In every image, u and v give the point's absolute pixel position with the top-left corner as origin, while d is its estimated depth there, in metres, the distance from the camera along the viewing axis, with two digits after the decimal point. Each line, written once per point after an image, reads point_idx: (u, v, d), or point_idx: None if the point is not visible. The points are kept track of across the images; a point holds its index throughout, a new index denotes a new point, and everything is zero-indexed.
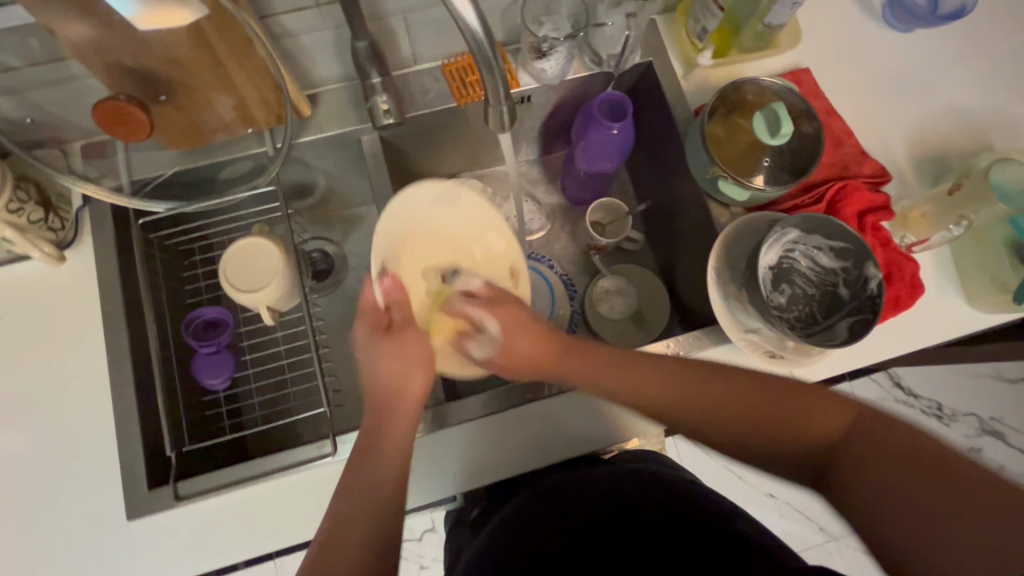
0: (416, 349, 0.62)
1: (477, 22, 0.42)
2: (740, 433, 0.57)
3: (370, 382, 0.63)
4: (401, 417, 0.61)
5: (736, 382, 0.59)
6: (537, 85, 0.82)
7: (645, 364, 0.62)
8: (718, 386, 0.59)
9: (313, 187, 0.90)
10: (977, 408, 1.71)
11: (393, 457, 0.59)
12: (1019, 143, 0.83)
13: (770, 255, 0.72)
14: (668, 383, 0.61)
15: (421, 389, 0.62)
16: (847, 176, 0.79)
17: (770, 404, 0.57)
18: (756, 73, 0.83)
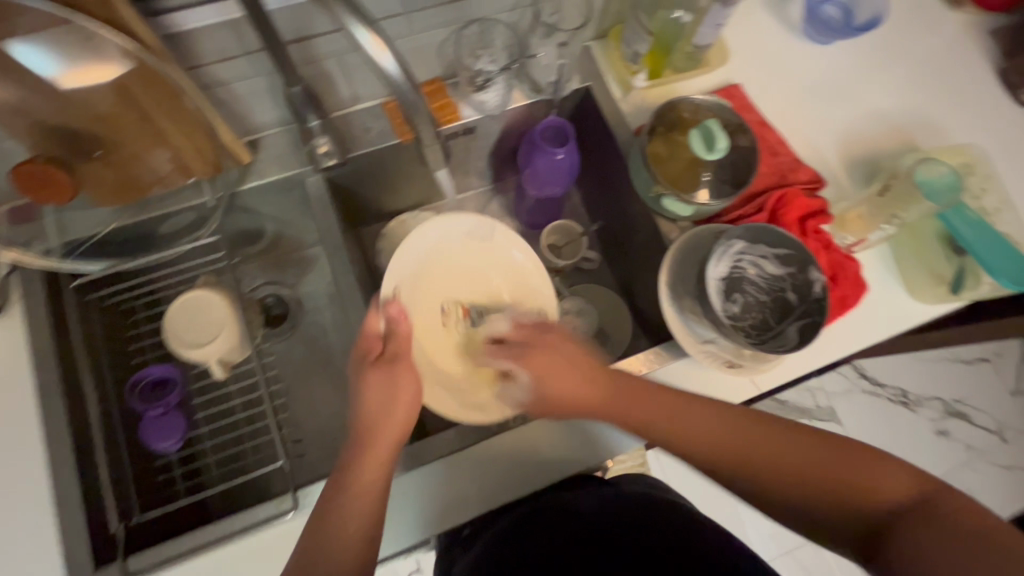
0: (405, 387, 0.66)
1: (394, 67, 0.43)
2: (791, 493, 0.58)
3: (358, 407, 0.65)
4: (381, 443, 0.63)
5: (822, 451, 0.58)
6: (479, 117, 0.82)
7: (688, 406, 0.63)
8: (780, 441, 0.60)
9: (263, 232, 0.88)
10: (939, 392, 1.77)
11: (375, 467, 0.62)
12: (939, 141, 0.88)
13: (715, 270, 0.72)
14: (726, 430, 0.61)
15: (405, 417, 0.65)
16: (785, 184, 0.82)
17: (825, 464, 0.57)
18: (690, 92, 0.86)
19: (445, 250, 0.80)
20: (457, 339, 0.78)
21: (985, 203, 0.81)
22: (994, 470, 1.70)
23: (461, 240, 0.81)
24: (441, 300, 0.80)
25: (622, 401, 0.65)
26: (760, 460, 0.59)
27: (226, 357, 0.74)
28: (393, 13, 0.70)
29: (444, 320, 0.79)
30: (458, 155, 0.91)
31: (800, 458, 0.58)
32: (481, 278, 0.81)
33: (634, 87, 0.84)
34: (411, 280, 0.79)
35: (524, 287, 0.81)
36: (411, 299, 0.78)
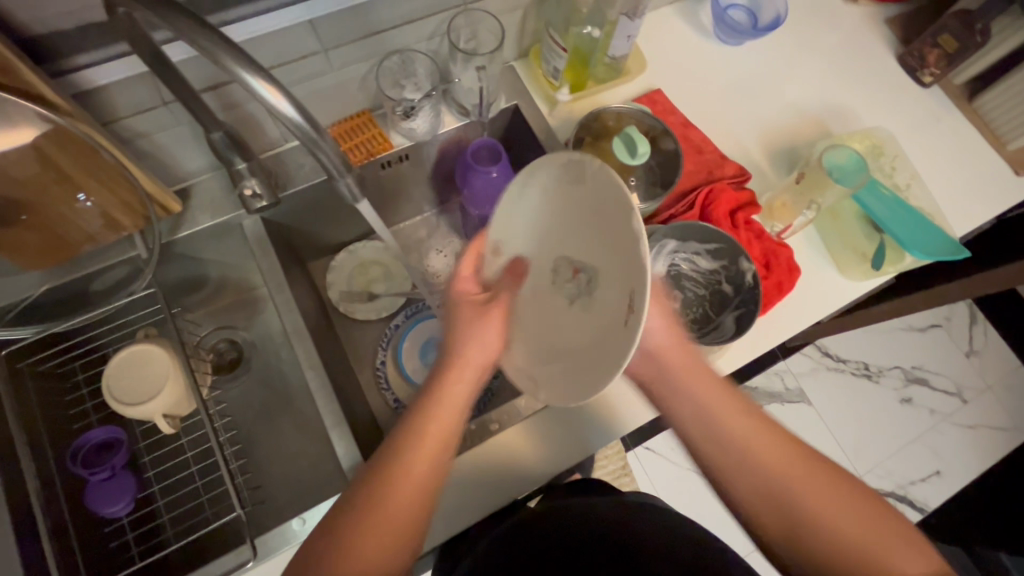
0: (494, 328, 0.65)
1: (294, 111, 0.44)
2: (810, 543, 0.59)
3: (450, 343, 0.66)
4: (433, 431, 0.59)
5: (860, 516, 0.59)
6: (411, 144, 0.85)
7: (740, 425, 0.62)
8: (824, 497, 0.59)
9: (206, 278, 0.87)
10: (899, 361, 1.84)
11: (415, 470, 0.58)
12: (851, 126, 0.93)
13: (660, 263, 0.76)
14: (817, 482, 0.60)
15: (467, 391, 0.63)
16: (713, 180, 0.85)
17: (856, 527, 0.58)
18: (614, 100, 0.90)
19: (561, 190, 0.56)
20: (546, 303, 0.59)
21: (897, 180, 0.86)
22: (958, 430, 1.77)
23: (575, 177, 0.55)
24: (555, 255, 0.58)
25: (731, 432, 0.62)
26: (817, 514, 0.59)
27: (170, 411, 0.72)
28: (309, 52, 0.71)
29: (549, 276, 0.59)
30: (397, 182, 0.92)
31: (865, 532, 0.58)
32: (606, 231, 0.51)
33: (559, 100, 0.87)
34: (531, 225, 0.62)
35: (631, 256, 0.48)
36: (537, 242, 0.61)
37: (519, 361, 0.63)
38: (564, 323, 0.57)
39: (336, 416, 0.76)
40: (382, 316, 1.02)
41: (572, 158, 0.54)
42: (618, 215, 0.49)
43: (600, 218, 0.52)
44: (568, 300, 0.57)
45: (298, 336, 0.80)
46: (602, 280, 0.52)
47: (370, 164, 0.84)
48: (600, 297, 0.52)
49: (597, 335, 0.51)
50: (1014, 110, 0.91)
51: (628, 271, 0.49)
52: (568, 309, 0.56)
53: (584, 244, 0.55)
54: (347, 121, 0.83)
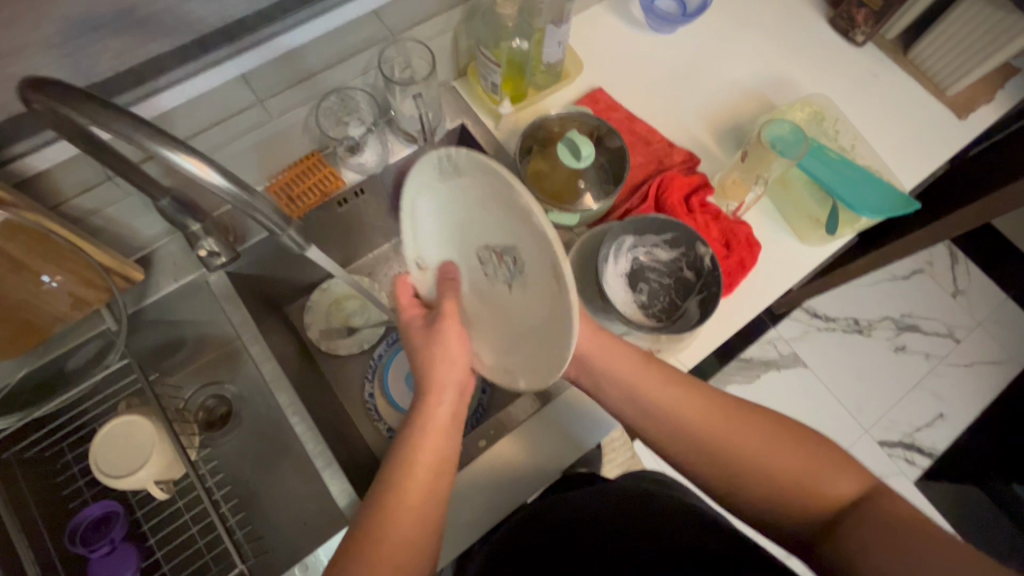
0: (456, 345, 0.67)
1: (223, 179, 0.45)
2: (729, 476, 0.61)
3: (419, 373, 0.67)
4: (422, 449, 0.62)
5: (774, 440, 0.61)
6: (363, 178, 0.86)
7: (646, 377, 0.65)
8: (739, 432, 0.61)
9: (183, 339, 0.87)
10: (888, 311, 1.85)
11: (419, 501, 0.59)
12: (791, 95, 0.95)
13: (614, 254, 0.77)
14: (723, 420, 0.62)
15: (445, 414, 0.65)
16: (663, 169, 0.87)
17: (772, 452, 0.60)
18: (556, 106, 0.91)
19: (445, 195, 0.61)
20: (477, 297, 0.65)
21: (842, 143, 0.88)
22: (955, 370, 1.79)
23: (440, 177, 0.60)
24: (472, 248, 0.63)
25: (616, 373, 0.65)
26: (735, 451, 0.60)
27: (161, 477, 0.73)
28: (245, 105, 0.72)
29: (473, 271, 0.64)
30: (358, 216, 0.93)
31: (752, 441, 0.61)
32: (500, 216, 0.57)
33: (502, 113, 0.88)
34: (435, 221, 0.65)
35: (531, 220, 0.53)
36: (450, 247, 0.65)
37: (488, 356, 0.66)
38: (509, 305, 0.60)
39: (326, 456, 0.77)
40: (364, 348, 1.03)
41: (436, 157, 0.59)
42: (508, 187, 0.54)
43: (495, 206, 0.56)
44: (506, 283, 0.60)
45: (278, 383, 0.80)
46: (525, 256, 0.56)
47: (326, 203, 0.85)
48: (528, 275, 0.56)
49: (541, 313, 0.57)
50: (947, 57, 0.93)
51: (545, 242, 0.53)
52: (511, 294, 0.60)
53: (496, 230, 0.58)
54: (293, 168, 0.83)
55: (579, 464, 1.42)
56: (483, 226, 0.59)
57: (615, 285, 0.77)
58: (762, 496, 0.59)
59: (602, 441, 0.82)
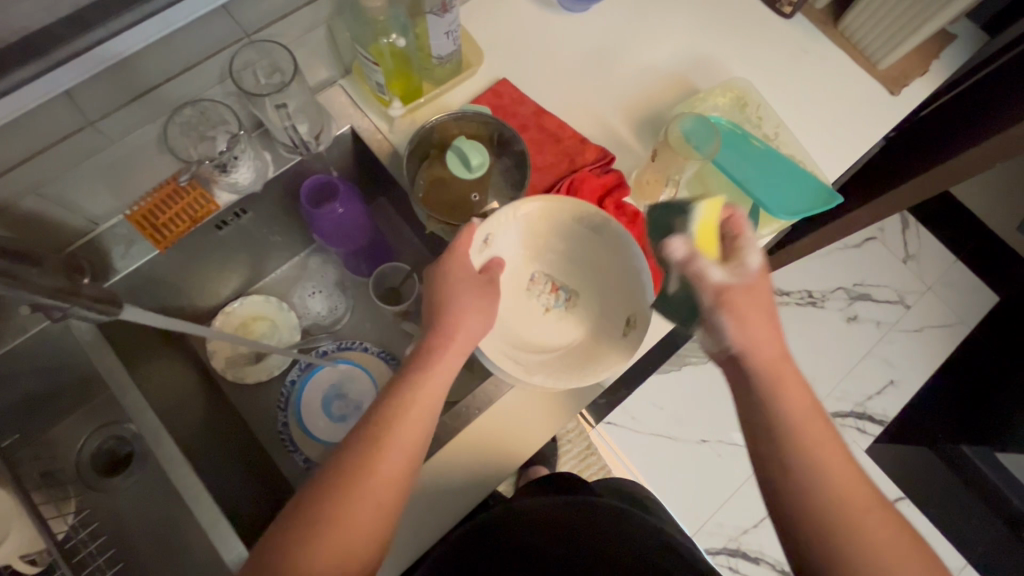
0: (486, 301, 0.64)
1: None
2: (828, 529, 0.53)
3: (437, 302, 0.62)
4: (429, 391, 0.59)
5: (892, 532, 0.54)
6: (239, 197, 0.77)
7: (798, 407, 0.57)
8: (859, 503, 0.54)
9: (58, 387, 0.80)
10: (840, 281, 1.83)
11: (399, 461, 0.56)
12: (715, 77, 0.87)
13: (715, 271, 0.59)
14: (855, 485, 0.55)
15: (457, 360, 0.62)
16: (575, 169, 0.79)
17: (887, 538, 0.53)
18: (456, 102, 0.82)
19: (554, 227, 0.71)
20: (507, 297, 0.71)
21: (765, 131, 0.81)
22: (906, 336, 1.79)
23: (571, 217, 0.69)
24: (533, 270, 0.73)
25: (776, 378, 0.57)
26: (847, 514, 0.53)
27: (29, 550, 0.65)
28: (72, 129, 0.63)
29: (518, 282, 0.73)
30: (249, 232, 0.86)
31: (869, 518, 0.54)
32: (590, 267, 0.72)
33: (394, 115, 0.79)
34: (530, 237, 0.71)
35: (628, 289, 0.69)
36: (518, 254, 0.72)
37: (499, 340, 0.67)
38: (540, 326, 0.71)
39: (214, 512, 0.70)
40: (274, 375, 0.96)
41: (592, 215, 0.68)
42: (637, 273, 0.68)
43: (592, 257, 0.72)
44: (543, 306, 0.73)
45: (157, 435, 0.72)
46: (581, 300, 0.73)
47: (200, 227, 0.77)
48: (574, 313, 0.72)
49: (579, 337, 0.71)
50: (878, 29, 0.86)
51: (612, 301, 0.71)
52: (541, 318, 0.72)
53: (570, 271, 0.73)
54: (157, 191, 0.73)
55: (532, 463, 1.38)
56: (564, 263, 0.73)
57: (727, 278, 0.59)
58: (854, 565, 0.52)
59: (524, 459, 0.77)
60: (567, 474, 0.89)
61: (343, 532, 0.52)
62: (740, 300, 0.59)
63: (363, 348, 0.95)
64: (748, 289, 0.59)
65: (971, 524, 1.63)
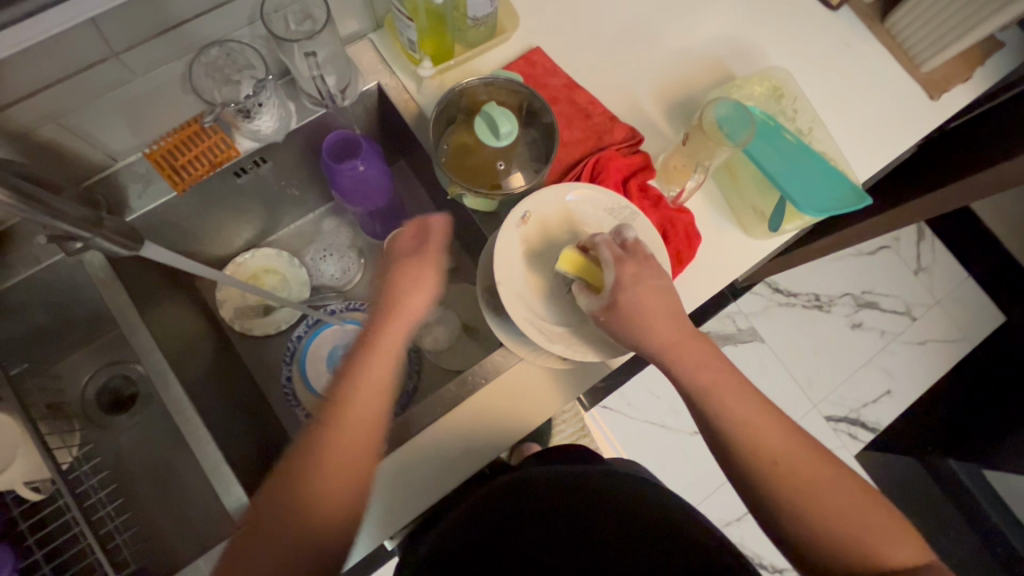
0: (426, 274, 0.67)
1: None
2: (767, 483, 0.56)
3: (389, 283, 0.66)
4: (382, 350, 0.63)
5: (823, 467, 0.57)
6: (260, 145, 0.76)
7: (719, 381, 0.59)
8: (788, 448, 0.57)
9: (68, 322, 0.80)
10: (848, 288, 1.82)
11: (367, 404, 0.61)
12: (753, 65, 0.85)
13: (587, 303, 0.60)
14: (784, 436, 0.58)
15: (410, 318, 0.65)
16: (602, 148, 0.78)
17: (819, 474, 0.57)
18: (486, 68, 0.80)
19: (584, 214, 0.68)
20: (533, 274, 0.66)
21: (799, 125, 0.79)
22: (908, 348, 1.79)
23: (605, 208, 0.68)
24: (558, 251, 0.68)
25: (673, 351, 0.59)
26: (782, 464, 0.57)
27: (33, 478, 0.67)
28: (95, 60, 0.61)
29: (541, 261, 0.67)
30: (267, 183, 0.86)
31: (802, 460, 0.57)
32: None
33: (423, 75, 0.77)
34: (563, 218, 0.68)
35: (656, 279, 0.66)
36: (547, 232, 0.67)
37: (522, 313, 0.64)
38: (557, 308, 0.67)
39: (216, 457, 0.70)
40: (282, 329, 0.96)
41: (624, 206, 0.67)
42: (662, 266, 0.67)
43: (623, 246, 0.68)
44: (565, 287, 0.67)
45: (163, 377, 0.72)
46: None
47: (218, 172, 0.76)
48: None
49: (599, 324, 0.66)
50: (927, 28, 0.83)
51: None
52: (561, 295, 0.67)
53: None
54: (177, 133, 0.73)
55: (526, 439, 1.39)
56: None
57: (591, 304, 0.60)
58: (799, 508, 0.56)
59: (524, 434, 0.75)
60: (570, 445, 0.85)
61: (321, 474, 0.57)
62: (609, 321, 0.59)
63: None
64: (616, 312, 0.58)
65: (950, 536, 1.65)
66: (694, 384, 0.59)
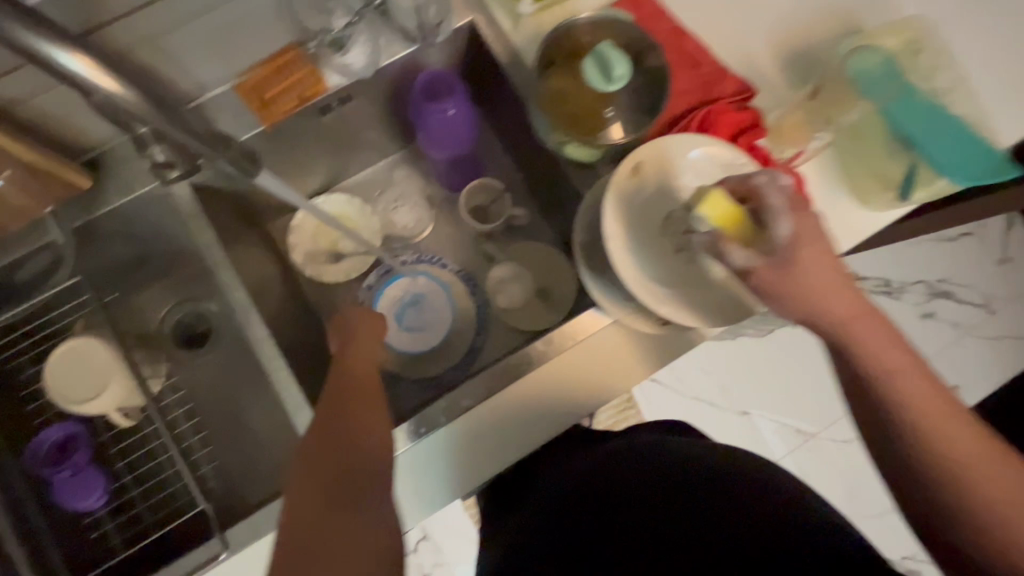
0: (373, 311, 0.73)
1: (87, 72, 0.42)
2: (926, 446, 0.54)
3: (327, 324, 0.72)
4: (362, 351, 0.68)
5: (985, 441, 0.54)
6: (348, 81, 0.73)
7: (880, 341, 0.54)
8: (951, 419, 0.54)
9: (149, 255, 0.79)
10: (923, 274, 1.69)
11: (366, 386, 0.65)
12: (884, 16, 0.76)
13: (740, 257, 0.51)
14: (944, 404, 0.54)
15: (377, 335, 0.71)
16: (710, 100, 0.71)
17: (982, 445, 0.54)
18: (588, 8, 0.74)
19: (698, 170, 0.63)
20: (642, 229, 0.62)
21: (938, 84, 0.71)
22: (982, 344, 1.67)
23: (722, 164, 0.63)
24: (669, 208, 0.62)
25: (840, 328, 0.54)
26: (939, 428, 0.54)
27: (124, 404, 0.69)
28: None
29: (653, 218, 0.62)
30: (347, 124, 0.83)
31: (963, 431, 0.54)
32: None
33: (523, 13, 0.72)
34: (679, 173, 0.63)
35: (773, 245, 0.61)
36: (663, 187, 0.63)
37: (627, 267, 0.61)
38: (666, 268, 0.62)
39: (298, 399, 0.70)
40: (351, 278, 0.93)
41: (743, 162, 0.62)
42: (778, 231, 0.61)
43: None
44: (674, 247, 0.62)
45: (247, 315, 0.72)
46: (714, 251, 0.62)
47: (305, 108, 0.73)
48: (709, 263, 0.62)
49: (710, 290, 0.62)
50: None
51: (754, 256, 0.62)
52: (666, 257, 0.62)
53: None
54: (269, 62, 0.69)
55: None
56: None
57: (751, 259, 0.52)
58: (960, 477, 0.53)
59: (606, 402, 0.70)
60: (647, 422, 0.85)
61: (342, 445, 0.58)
62: (774, 281, 0.52)
63: (441, 265, 0.93)
64: (781, 269, 0.51)
65: None
66: (879, 371, 0.52)
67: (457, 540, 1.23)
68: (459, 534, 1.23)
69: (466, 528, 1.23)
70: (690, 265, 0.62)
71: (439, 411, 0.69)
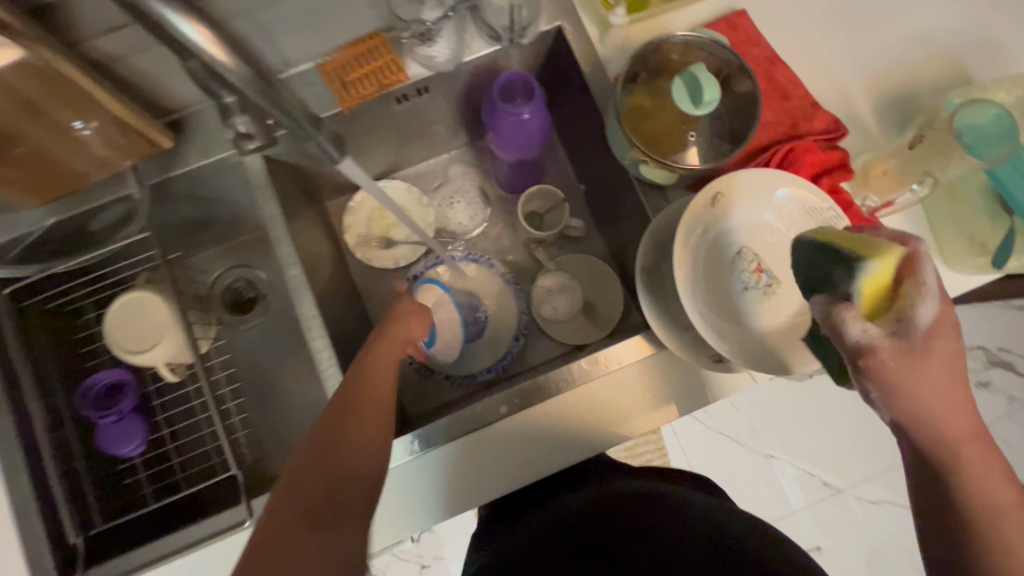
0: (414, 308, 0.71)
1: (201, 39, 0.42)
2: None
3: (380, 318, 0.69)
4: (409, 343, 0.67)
5: None
6: (428, 74, 0.73)
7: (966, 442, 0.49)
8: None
9: (213, 217, 0.82)
10: (983, 339, 1.55)
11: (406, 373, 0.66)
12: (997, 67, 0.71)
13: (860, 329, 0.47)
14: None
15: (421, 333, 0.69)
16: (797, 135, 0.68)
17: None
18: (680, 26, 0.72)
19: (778, 210, 0.60)
20: (710, 262, 0.60)
21: None
22: None
23: (804, 209, 0.60)
24: (740, 245, 0.60)
25: (936, 419, 0.49)
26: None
27: (173, 360, 0.70)
28: None
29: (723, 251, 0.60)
30: (419, 115, 0.83)
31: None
32: None
33: (613, 24, 0.71)
34: (756, 212, 0.60)
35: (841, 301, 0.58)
36: (739, 223, 0.60)
37: (689, 297, 0.59)
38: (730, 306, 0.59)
39: (336, 381, 0.71)
40: (399, 266, 0.94)
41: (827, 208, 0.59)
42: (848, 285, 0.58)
43: None
44: (741, 285, 0.59)
45: (298, 292, 0.72)
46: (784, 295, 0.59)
47: (384, 94, 0.74)
48: (773, 307, 0.59)
49: (770, 335, 0.58)
50: None
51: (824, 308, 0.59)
52: (733, 295, 0.59)
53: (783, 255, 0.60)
54: (356, 45, 0.70)
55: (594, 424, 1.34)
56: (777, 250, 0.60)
57: (876, 336, 0.47)
58: None
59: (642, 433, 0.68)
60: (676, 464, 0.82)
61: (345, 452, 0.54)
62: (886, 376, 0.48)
63: (489, 264, 0.91)
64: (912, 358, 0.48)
65: None
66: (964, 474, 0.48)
67: (460, 537, 1.23)
68: (463, 530, 1.23)
69: (469, 524, 1.23)
70: (755, 307, 0.59)
71: (472, 415, 0.68)
